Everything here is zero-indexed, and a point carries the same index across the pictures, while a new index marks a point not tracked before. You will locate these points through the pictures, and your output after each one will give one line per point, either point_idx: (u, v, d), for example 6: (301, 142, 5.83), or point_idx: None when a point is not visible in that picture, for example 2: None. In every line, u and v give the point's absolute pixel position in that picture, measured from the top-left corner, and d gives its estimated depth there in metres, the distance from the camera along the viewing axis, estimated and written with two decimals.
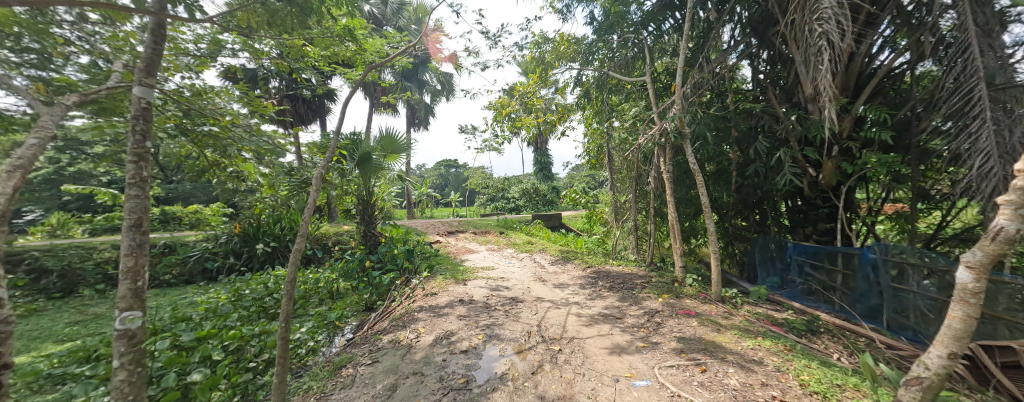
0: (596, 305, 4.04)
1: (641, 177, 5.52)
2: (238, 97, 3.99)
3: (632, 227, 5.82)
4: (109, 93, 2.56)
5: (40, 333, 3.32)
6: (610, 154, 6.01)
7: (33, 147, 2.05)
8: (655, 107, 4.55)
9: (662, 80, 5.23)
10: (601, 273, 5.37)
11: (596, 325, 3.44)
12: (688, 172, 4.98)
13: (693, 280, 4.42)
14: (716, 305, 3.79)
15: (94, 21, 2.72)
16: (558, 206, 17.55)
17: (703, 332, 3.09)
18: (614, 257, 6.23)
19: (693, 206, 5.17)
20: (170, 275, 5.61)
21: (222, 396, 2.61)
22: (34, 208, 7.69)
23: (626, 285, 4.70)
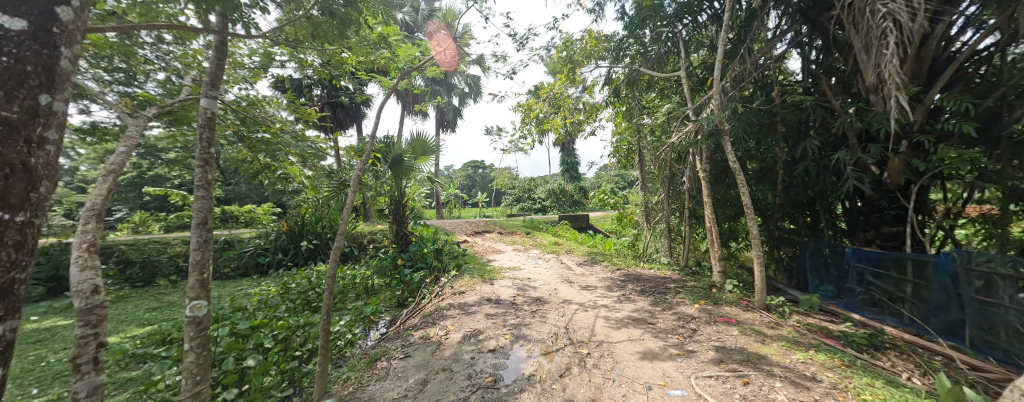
0: (626, 308, 3.95)
1: (674, 177, 5.32)
2: (285, 105, 4.33)
3: (664, 229, 5.62)
4: (181, 105, 2.85)
5: (126, 317, 3.77)
6: (640, 153, 5.85)
7: (122, 154, 2.34)
8: (690, 104, 4.38)
9: (698, 75, 5.00)
10: (632, 276, 5.24)
11: (626, 329, 3.37)
12: (727, 171, 4.73)
13: (733, 287, 4.19)
14: (760, 314, 3.57)
15: (169, 41, 3.05)
16: (586, 207, 17.27)
17: (746, 342, 2.93)
18: (645, 259, 6.06)
19: (732, 208, 4.91)
20: (228, 268, 6.16)
21: (272, 381, 2.84)
22: (122, 208, 8.77)
23: (658, 289, 4.55)
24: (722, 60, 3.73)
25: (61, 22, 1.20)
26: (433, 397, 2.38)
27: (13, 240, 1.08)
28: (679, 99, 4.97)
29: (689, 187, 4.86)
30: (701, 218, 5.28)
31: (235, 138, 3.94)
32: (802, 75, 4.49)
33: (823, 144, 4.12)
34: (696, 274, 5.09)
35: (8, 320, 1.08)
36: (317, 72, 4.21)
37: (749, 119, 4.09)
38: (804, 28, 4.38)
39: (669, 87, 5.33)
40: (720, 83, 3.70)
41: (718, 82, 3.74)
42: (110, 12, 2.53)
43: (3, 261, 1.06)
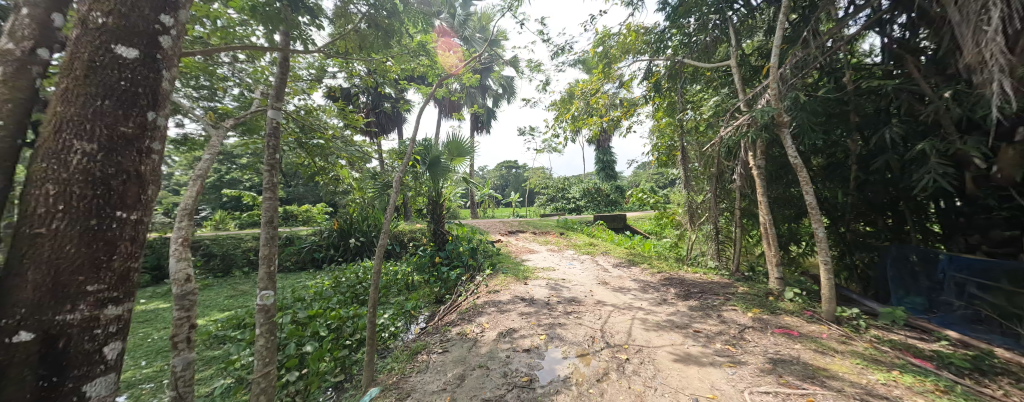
0: (670, 313, 3.78)
1: (722, 175, 5.01)
2: (336, 112, 4.67)
3: (711, 231, 5.29)
4: (252, 115, 3.19)
5: (209, 303, 4.32)
6: (683, 150, 5.57)
7: (209, 160, 2.69)
8: (742, 96, 4.11)
9: (751, 64, 4.65)
10: (674, 279, 5.02)
11: (669, 334, 3.24)
12: (786, 168, 4.35)
13: (794, 295, 3.87)
14: (828, 326, 3.27)
15: (242, 60, 3.42)
16: (622, 207, 16.75)
17: (811, 357, 2.68)
18: (689, 263, 5.77)
19: (792, 208, 4.51)
20: (289, 262, 6.79)
21: (327, 366, 3.10)
22: (206, 207, 10.04)
23: (705, 294, 4.31)
24: (781, 46, 3.46)
25: (164, 49, 1.40)
26: (471, 392, 2.47)
27: (128, 235, 1.30)
28: (729, 90, 4.67)
29: (740, 186, 4.54)
30: (754, 219, 4.91)
31: (294, 143, 4.33)
32: (881, 57, 4.00)
33: (907, 135, 3.64)
34: (749, 280, 4.74)
35: (125, 302, 1.30)
36: (364, 80, 4.49)
37: (813, 109, 3.73)
38: (883, 4, 3.89)
39: (716, 79, 5.02)
40: (777, 71, 3.44)
41: (775, 70, 3.48)
42: (196, 37, 2.91)
43: (122, 252, 1.28)
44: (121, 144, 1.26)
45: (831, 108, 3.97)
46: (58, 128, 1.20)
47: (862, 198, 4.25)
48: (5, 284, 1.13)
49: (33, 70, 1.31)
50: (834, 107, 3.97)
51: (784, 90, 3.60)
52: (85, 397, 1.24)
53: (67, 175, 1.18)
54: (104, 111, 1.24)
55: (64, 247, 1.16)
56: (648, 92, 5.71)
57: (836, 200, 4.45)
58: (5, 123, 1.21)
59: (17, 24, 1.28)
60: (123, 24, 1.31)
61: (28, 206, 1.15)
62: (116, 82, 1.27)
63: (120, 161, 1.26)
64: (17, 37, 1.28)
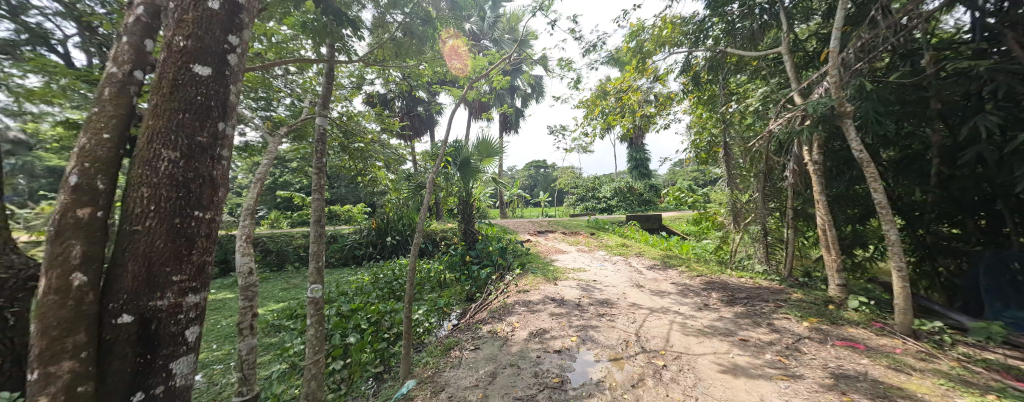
0: (713, 319, 3.60)
1: (771, 172, 4.68)
2: (374, 117, 4.90)
3: (759, 232, 4.96)
4: (301, 123, 3.44)
5: (266, 295, 4.73)
6: (725, 146, 5.26)
7: (267, 165, 2.96)
8: (795, 87, 3.83)
9: (806, 50, 4.29)
10: (715, 283, 4.78)
11: (711, 341, 3.10)
12: (850, 163, 3.96)
13: (860, 305, 3.50)
14: (904, 341, 2.90)
15: (292, 72, 3.73)
16: (656, 206, 16.13)
17: (882, 374, 2.41)
18: (733, 266, 5.45)
19: (857, 207, 4.10)
20: (333, 259, 7.26)
21: (369, 357, 3.29)
22: (262, 207, 11.03)
23: (751, 300, 4.05)
24: (841, 28, 3.19)
25: (231, 65, 1.57)
26: (503, 390, 2.53)
27: (204, 232, 1.47)
28: (778, 80, 4.37)
29: (791, 184, 4.23)
30: (810, 220, 4.54)
31: (338, 147, 4.62)
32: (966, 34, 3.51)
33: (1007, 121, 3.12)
34: (803, 286, 4.39)
35: (202, 290, 1.48)
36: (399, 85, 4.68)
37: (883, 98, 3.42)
38: None
39: (763, 68, 4.69)
40: (838, 56, 3.19)
41: (835, 55, 3.22)
42: (254, 53, 3.20)
43: (200, 247, 1.46)
44: (198, 152, 1.44)
45: (906, 95, 3.50)
46: (150, 139, 1.39)
47: (947, 196, 3.66)
48: (111, 274, 1.33)
49: (131, 89, 1.52)
50: (910, 93, 3.52)
51: (846, 77, 3.30)
52: (172, 373, 1.43)
53: (156, 180, 1.36)
54: (185, 123, 1.42)
55: (155, 242, 1.35)
56: (685, 85, 5.49)
57: (912, 198, 3.83)
58: (112, 136, 1.42)
59: (119, 50, 1.49)
60: (199, 45, 1.48)
61: (128, 206, 1.34)
62: (195, 98, 1.45)
63: (197, 167, 1.45)
64: (120, 61, 1.48)
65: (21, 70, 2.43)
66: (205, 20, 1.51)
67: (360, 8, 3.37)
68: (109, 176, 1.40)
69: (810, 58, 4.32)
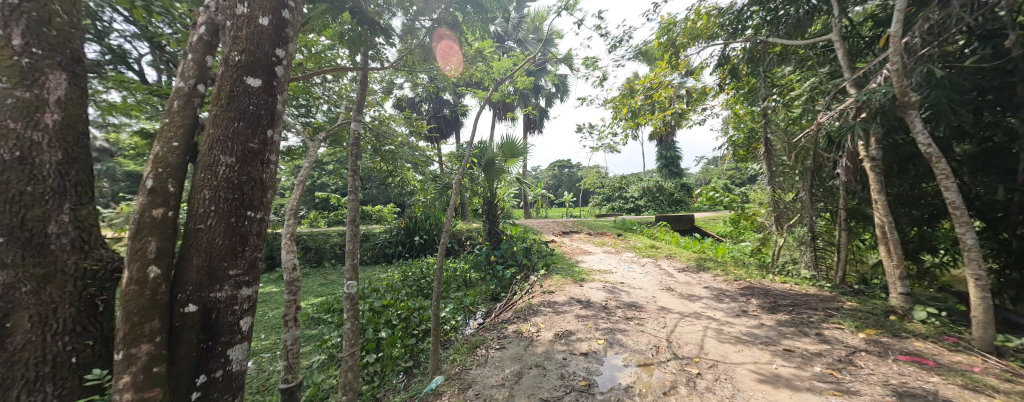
0: (753, 327, 3.43)
1: (819, 170, 4.37)
2: (403, 120, 5.09)
3: (806, 234, 4.62)
4: (337, 128, 3.61)
5: (306, 290, 5.03)
6: (765, 143, 4.96)
7: (307, 168, 3.14)
8: (848, 77, 3.57)
9: (861, 35, 3.93)
10: (754, 289, 4.54)
11: (750, 350, 2.95)
12: (915, 159, 3.61)
13: (928, 316, 3.17)
14: (983, 358, 2.58)
15: (330, 80, 3.95)
16: (688, 206, 15.50)
17: (954, 393, 2.18)
18: (775, 270, 5.10)
19: (922, 208, 3.73)
20: (366, 256, 7.60)
21: (400, 352, 3.41)
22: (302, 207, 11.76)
23: (797, 308, 3.79)
24: (903, 10, 2.93)
25: (278, 77, 1.70)
26: (529, 391, 2.55)
27: (255, 230, 1.60)
28: (829, 69, 4.05)
29: (843, 182, 3.92)
30: (865, 222, 4.17)
31: (370, 150, 4.82)
32: None
33: None
34: (858, 294, 4.04)
35: (254, 284, 1.61)
36: (427, 88, 4.77)
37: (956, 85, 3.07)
38: None
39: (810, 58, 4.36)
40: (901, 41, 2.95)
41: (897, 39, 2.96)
42: (296, 63, 3.42)
43: (252, 244, 1.59)
44: (250, 157, 1.58)
45: (982, 81, 3.11)
46: (210, 146, 1.53)
47: None
48: (179, 268, 1.48)
49: (195, 101, 1.67)
50: (989, 79, 3.07)
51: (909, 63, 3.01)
52: (229, 359, 1.57)
53: (216, 183, 1.51)
54: (240, 131, 1.56)
55: (215, 239, 1.49)
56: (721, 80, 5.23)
57: (993, 197, 3.37)
58: (179, 144, 1.58)
59: (185, 66, 1.65)
60: (251, 59, 1.62)
61: (193, 207, 1.49)
62: (248, 107, 1.59)
63: (249, 171, 1.58)
64: (186, 76, 1.64)
65: (107, 87, 2.74)
66: (256, 36, 1.64)
67: (390, 16, 3.50)
68: (177, 180, 1.56)
69: (868, 44, 3.95)
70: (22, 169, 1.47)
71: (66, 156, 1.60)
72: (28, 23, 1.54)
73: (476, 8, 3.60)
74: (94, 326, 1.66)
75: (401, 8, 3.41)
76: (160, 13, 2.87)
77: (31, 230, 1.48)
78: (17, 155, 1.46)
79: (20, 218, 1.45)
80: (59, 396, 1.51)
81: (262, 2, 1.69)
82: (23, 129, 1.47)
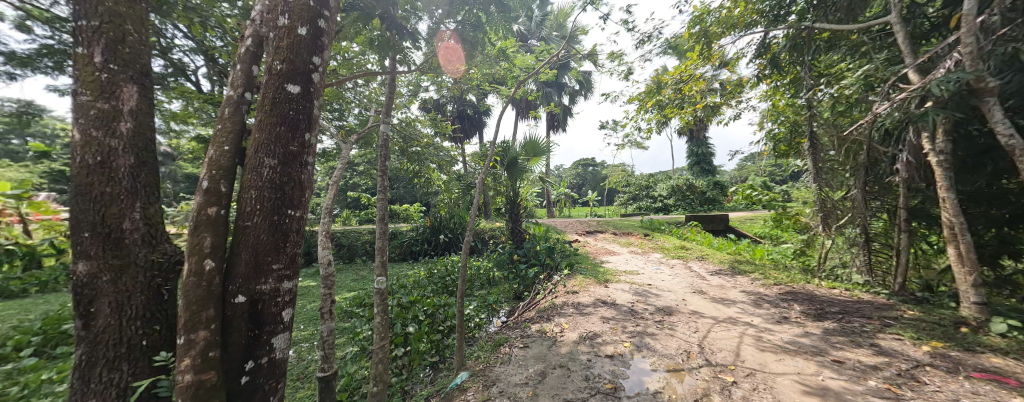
0: (797, 335, 3.23)
1: (875, 166, 4.03)
2: (429, 121, 5.23)
3: (859, 235, 4.26)
4: (367, 130, 3.73)
5: (339, 285, 5.30)
6: (810, 137, 4.60)
7: (339, 170, 3.28)
8: (909, 63, 3.29)
9: (925, 16, 3.57)
10: (797, 295, 4.28)
11: (792, 360, 2.79)
12: (994, 152, 3.27)
13: (1011, 328, 2.81)
14: None
15: (361, 84, 4.13)
16: (722, 205, 14.77)
17: None
18: (822, 275, 4.80)
19: (1003, 207, 3.35)
20: (394, 254, 7.87)
21: (426, 346, 3.51)
22: (336, 206, 12.37)
23: (848, 317, 3.52)
24: None
25: (315, 83, 1.80)
26: (553, 391, 2.56)
27: (295, 228, 1.72)
28: (885, 56, 3.73)
29: (903, 179, 3.59)
30: (928, 223, 3.79)
31: (398, 151, 5.00)
32: None
33: None
34: (921, 302, 3.67)
35: (293, 279, 1.73)
36: (451, 90, 4.84)
37: None
38: None
39: (864, 44, 4.03)
40: (975, 21, 2.74)
41: (970, 19, 2.76)
42: (330, 70, 3.61)
43: (292, 241, 1.70)
44: (291, 159, 1.70)
45: None
46: (255, 150, 1.64)
47: None
48: (230, 262, 1.62)
49: (242, 108, 1.81)
50: None
51: (988, 44, 2.75)
52: (273, 348, 1.69)
53: (261, 183, 1.63)
54: (281, 135, 1.68)
55: (260, 236, 1.62)
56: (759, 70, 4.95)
57: None
58: (230, 148, 1.72)
59: (235, 77, 1.79)
60: (291, 67, 1.73)
61: (242, 205, 1.62)
62: (289, 113, 1.70)
63: (290, 172, 1.70)
64: (235, 85, 1.79)
65: (170, 98, 3.03)
66: (295, 46, 1.76)
67: (417, 21, 3.60)
68: (229, 180, 1.70)
69: (933, 25, 3.56)
70: (102, 171, 1.67)
71: (138, 159, 1.78)
72: (106, 41, 1.72)
73: (500, 8, 3.48)
74: (162, 312, 1.83)
75: (427, 11, 3.48)
76: (214, 27, 3.12)
77: (110, 225, 1.67)
78: (98, 160, 1.67)
79: (101, 215, 1.66)
80: (133, 374, 1.69)
81: (300, 13, 1.79)
82: (103, 136, 1.67)
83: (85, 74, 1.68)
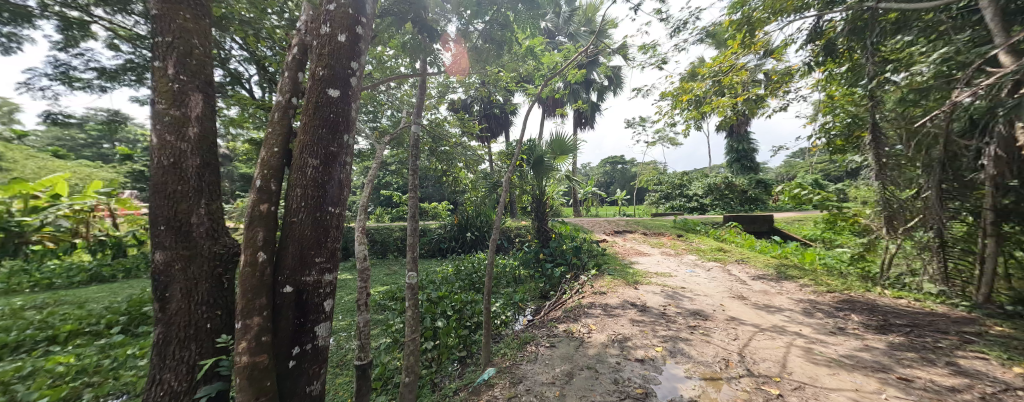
0: (855, 349, 2.96)
1: (951, 162, 3.63)
2: (457, 122, 5.33)
3: (932, 239, 3.81)
4: (399, 130, 3.83)
5: (374, 278, 5.55)
6: (872, 129, 4.08)
7: (373, 171, 3.41)
8: (1001, 43, 2.91)
9: None
10: (853, 304, 3.93)
11: (849, 375, 2.56)
12: None
13: None
14: None
15: (394, 87, 4.30)
16: (764, 206, 13.91)
17: None
18: (884, 283, 4.31)
19: None
20: (423, 250, 8.12)
21: (455, 341, 3.61)
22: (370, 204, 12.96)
23: (918, 331, 3.17)
24: None
25: (352, 87, 1.91)
26: (580, 392, 2.56)
27: (335, 224, 1.83)
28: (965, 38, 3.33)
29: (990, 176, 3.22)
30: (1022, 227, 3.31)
31: (427, 151, 5.16)
32: None
33: None
34: (1012, 317, 3.21)
35: (333, 271, 1.85)
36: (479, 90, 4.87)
37: None
38: None
39: (941, 24, 3.59)
40: None
41: None
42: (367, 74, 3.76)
43: (332, 236, 1.83)
44: (332, 160, 1.81)
45: None
46: (301, 151, 1.77)
47: None
48: (280, 254, 1.76)
49: (289, 112, 1.95)
50: None
51: None
52: (317, 335, 1.83)
53: (305, 182, 1.75)
54: (323, 137, 1.79)
55: (305, 231, 1.74)
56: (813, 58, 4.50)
57: None
58: (279, 149, 1.86)
59: (283, 83, 1.94)
60: (331, 73, 1.84)
61: (290, 202, 1.75)
62: (330, 116, 1.82)
63: (330, 171, 1.81)
64: (283, 91, 1.93)
65: (228, 105, 3.31)
66: (336, 52, 1.87)
67: (447, 23, 3.67)
68: (278, 179, 1.83)
69: None
70: (175, 172, 1.87)
71: (203, 160, 1.96)
72: (178, 55, 1.92)
73: (528, 6, 3.46)
74: (224, 299, 2.01)
75: (456, 12, 3.56)
76: (265, 39, 3.38)
77: (181, 220, 1.87)
78: (171, 161, 1.86)
79: (174, 210, 1.85)
80: (200, 354, 1.87)
81: (340, 21, 1.90)
82: (175, 140, 1.86)
83: (161, 85, 1.89)
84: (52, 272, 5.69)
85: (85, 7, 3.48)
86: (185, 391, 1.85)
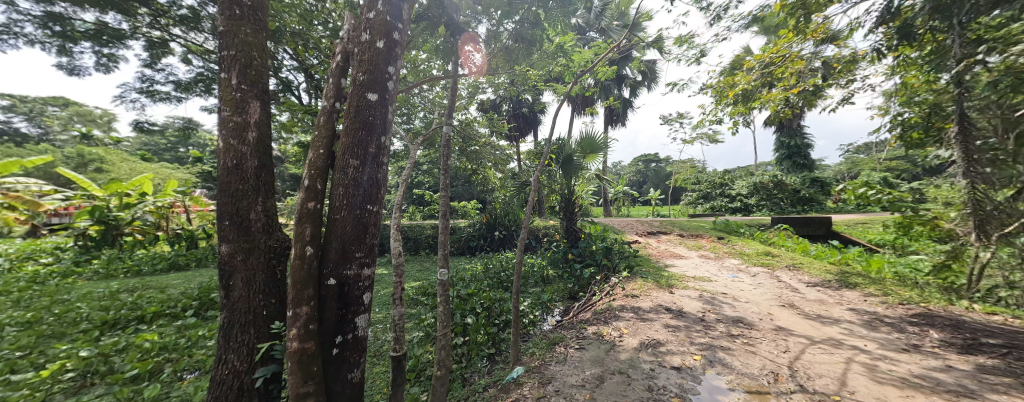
0: (930, 369, 2.67)
1: None
2: (486, 121, 5.40)
3: None
4: (432, 130, 3.93)
5: (407, 274, 5.79)
6: (957, 119, 3.73)
7: (407, 171, 3.55)
8: None
9: None
10: (927, 319, 3.53)
11: (926, 399, 2.31)
12: None
13: None
14: None
15: (427, 91, 4.44)
16: (820, 207, 12.77)
17: None
18: (972, 296, 3.80)
19: None
20: (453, 247, 8.32)
21: (484, 338, 3.68)
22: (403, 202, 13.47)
23: (1018, 353, 2.78)
24: None
25: (389, 91, 2.01)
26: (612, 397, 2.53)
27: (373, 220, 1.95)
28: None
29: None
30: None
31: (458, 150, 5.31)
32: None
33: None
34: None
35: (370, 267, 1.95)
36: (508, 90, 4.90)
37: None
38: None
39: None
40: None
41: None
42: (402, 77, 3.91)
43: (371, 232, 1.93)
44: (370, 160, 1.93)
45: None
46: (344, 152, 1.89)
47: None
48: (325, 249, 1.88)
49: (333, 116, 2.09)
50: None
51: None
52: (357, 326, 1.94)
53: (347, 182, 1.87)
54: (363, 139, 1.91)
55: (347, 227, 1.87)
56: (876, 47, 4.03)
57: None
58: (325, 151, 1.99)
59: (328, 89, 2.07)
60: (371, 78, 1.95)
61: (335, 200, 1.88)
62: (369, 118, 1.92)
63: (370, 171, 1.93)
64: (328, 96, 2.07)
65: (280, 111, 3.57)
66: (374, 58, 1.97)
67: (478, 25, 3.74)
68: (323, 179, 1.96)
69: None
70: (238, 172, 2.06)
71: (260, 162, 2.14)
72: (240, 67, 2.12)
73: (559, 3, 3.44)
74: (277, 289, 2.18)
75: (486, 14, 3.61)
76: (312, 48, 3.62)
77: (242, 215, 2.06)
78: (234, 162, 2.06)
79: (236, 207, 2.05)
80: (257, 338, 2.05)
81: (378, 28, 2.00)
82: (238, 143, 2.06)
83: (226, 94, 2.09)
84: (140, 260, 6.50)
85: (165, 27, 3.91)
86: (245, 372, 2.03)
